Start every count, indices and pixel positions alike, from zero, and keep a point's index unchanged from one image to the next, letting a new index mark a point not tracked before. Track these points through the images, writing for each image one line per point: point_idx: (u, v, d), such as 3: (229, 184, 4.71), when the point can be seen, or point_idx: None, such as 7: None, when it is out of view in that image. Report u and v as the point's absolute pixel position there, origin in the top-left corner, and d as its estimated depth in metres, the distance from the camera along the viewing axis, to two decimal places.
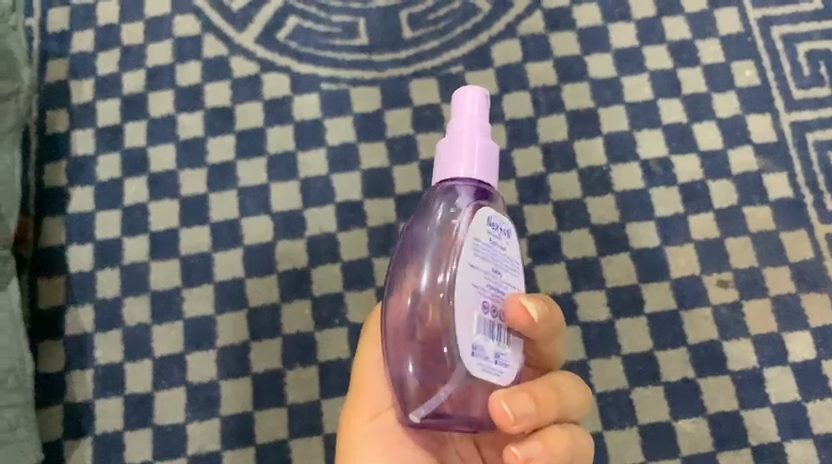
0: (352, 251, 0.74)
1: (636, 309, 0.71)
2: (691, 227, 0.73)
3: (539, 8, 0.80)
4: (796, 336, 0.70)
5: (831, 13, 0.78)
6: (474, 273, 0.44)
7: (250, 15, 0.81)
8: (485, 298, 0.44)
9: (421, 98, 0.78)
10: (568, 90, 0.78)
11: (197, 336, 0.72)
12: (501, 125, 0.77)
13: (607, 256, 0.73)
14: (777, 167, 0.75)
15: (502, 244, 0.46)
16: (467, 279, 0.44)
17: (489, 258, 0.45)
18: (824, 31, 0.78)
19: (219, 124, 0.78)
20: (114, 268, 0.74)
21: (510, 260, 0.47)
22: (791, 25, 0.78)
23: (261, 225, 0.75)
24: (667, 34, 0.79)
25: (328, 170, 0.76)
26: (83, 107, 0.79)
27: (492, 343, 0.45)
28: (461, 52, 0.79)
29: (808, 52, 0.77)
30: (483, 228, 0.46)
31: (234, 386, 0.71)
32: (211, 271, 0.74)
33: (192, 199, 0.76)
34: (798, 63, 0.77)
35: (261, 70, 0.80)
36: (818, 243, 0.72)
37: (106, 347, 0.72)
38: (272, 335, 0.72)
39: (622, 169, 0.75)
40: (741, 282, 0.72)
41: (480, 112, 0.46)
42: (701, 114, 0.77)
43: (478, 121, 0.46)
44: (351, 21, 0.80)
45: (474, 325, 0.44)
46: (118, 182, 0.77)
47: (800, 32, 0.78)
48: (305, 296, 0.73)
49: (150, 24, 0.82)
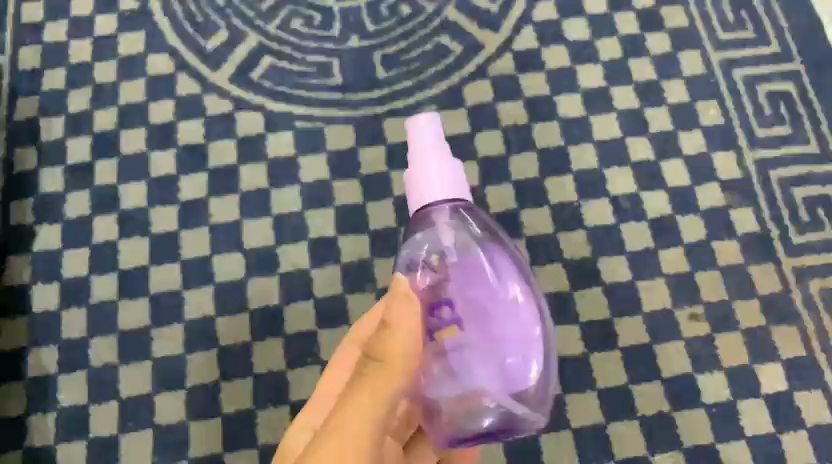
0: (325, 287, 0.73)
1: (610, 343, 0.72)
2: (662, 262, 0.74)
3: (509, 50, 0.83)
4: (768, 369, 0.71)
5: (788, 56, 0.82)
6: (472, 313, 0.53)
7: (224, 55, 0.81)
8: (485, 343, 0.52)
9: (394, 136, 0.79)
10: (538, 128, 0.79)
11: (165, 376, 0.70)
12: (474, 163, 0.78)
13: (580, 291, 0.73)
14: (744, 202, 0.76)
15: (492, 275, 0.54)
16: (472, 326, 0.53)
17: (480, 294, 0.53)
18: (782, 72, 0.81)
19: (191, 161, 0.78)
20: (81, 307, 0.73)
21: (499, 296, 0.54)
22: (751, 67, 0.81)
23: (233, 263, 0.74)
24: (633, 75, 0.82)
25: (302, 207, 0.76)
26: (52, 144, 0.78)
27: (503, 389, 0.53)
28: (434, 92, 0.80)
29: (768, 92, 0.80)
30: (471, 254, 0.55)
31: (204, 428, 0.69)
32: (181, 309, 0.72)
33: (163, 236, 0.75)
34: (759, 102, 0.80)
35: (235, 108, 0.80)
36: (785, 276, 0.74)
37: (70, 389, 0.70)
38: (243, 374, 0.71)
39: (594, 205, 0.76)
40: (713, 316, 0.73)
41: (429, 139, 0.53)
42: (669, 152, 0.78)
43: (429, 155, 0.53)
44: (325, 62, 0.81)
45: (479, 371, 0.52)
46: (87, 219, 0.76)
47: (760, 73, 0.81)
48: (278, 334, 0.72)
49: (124, 63, 0.82)
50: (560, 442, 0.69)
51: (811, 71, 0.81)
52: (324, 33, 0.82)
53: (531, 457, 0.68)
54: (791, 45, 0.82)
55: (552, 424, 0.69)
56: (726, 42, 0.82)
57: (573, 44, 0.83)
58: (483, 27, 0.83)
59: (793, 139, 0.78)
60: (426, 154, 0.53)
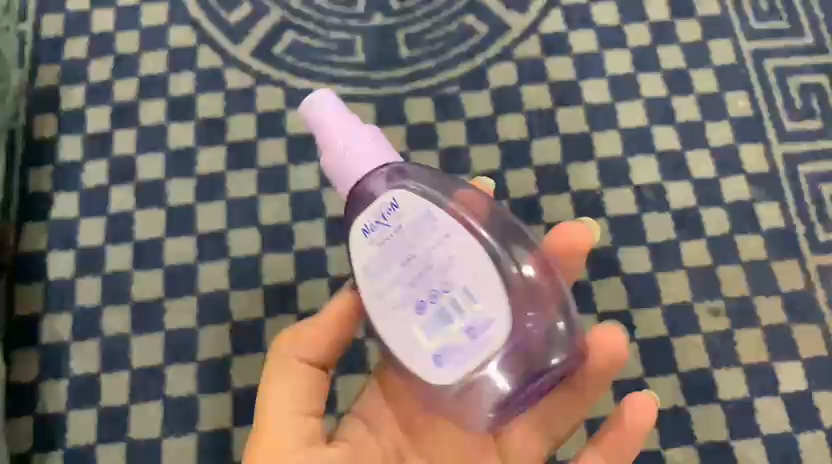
0: (339, 267, 0.73)
1: (627, 335, 0.70)
2: (683, 254, 0.73)
3: (536, 33, 0.81)
4: (788, 367, 0.69)
5: (822, 48, 0.79)
6: (374, 284, 0.50)
7: (246, 28, 0.81)
8: (402, 302, 0.49)
9: (415, 116, 0.78)
10: (562, 113, 0.78)
11: (177, 349, 0.70)
12: (495, 146, 0.77)
13: (598, 280, 0.72)
14: (770, 197, 0.75)
15: (392, 224, 0.49)
16: (374, 292, 0.50)
17: (387, 256, 0.49)
18: (816, 65, 0.79)
19: (211, 135, 0.77)
20: (95, 277, 0.73)
21: (397, 243, 0.49)
22: (784, 58, 0.79)
23: (248, 238, 0.74)
24: (662, 63, 0.80)
25: (319, 185, 0.75)
26: (72, 113, 0.78)
27: (467, 325, 0.48)
28: (457, 73, 0.79)
29: (800, 85, 0.78)
30: (361, 228, 0.50)
31: (214, 402, 0.69)
32: (194, 283, 0.72)
33: (179, 209, 0.75)
34: (790, 95, 0.78)
35: (256, 82, 0.79)
36: (810, 274, 0.72)
37: (82, 357, 0.70)
38: (255, 350, 0.70)
39: (615, 194, 0.75)
40: (733, 311, 0.71)
41: (329, 113, 0.51)
42: (695, 143, 0.77)
43: (340, 129, 0.50)
44: (348, 39, 0.80)
45: (409, 339, 0.49)
46: (104, 189, 0.75)
47: (793, 66, 0.79)
48: (291, 311, 0.71)
49: (146, 34, 0.81)
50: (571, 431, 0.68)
51: None
52: (347, 10, 0.81)
53: None
54: (826, 38, 0.80)
55: None
56: (759, 33, 0.80)
57: (602, 29, 0.81)
58: (510, 9, 0.81)
59: (824, 134, 0.76)
60: (321, 125, 0.51)
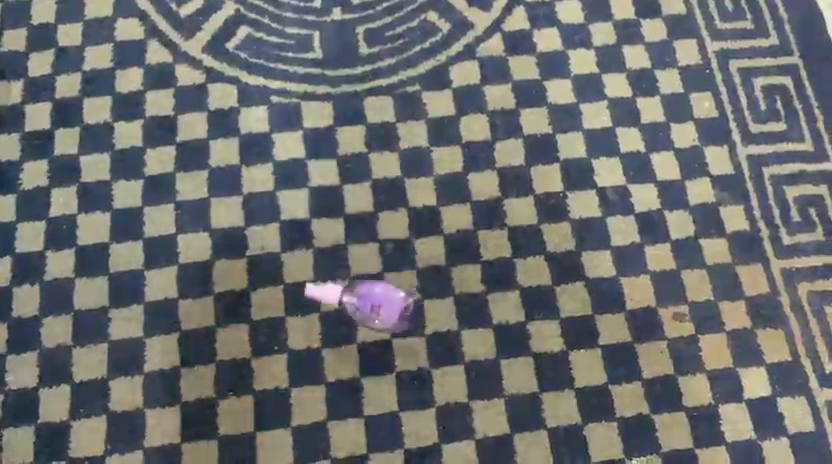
0: (295, 273, 0.70)
1: (590, 341, 0.69)
2: (648, 258, 0.72)
3: (499, 31, 0.79)
4: (752, 373, 0.68)
5: (786, 49, 0.79)
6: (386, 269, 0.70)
7: (198, 23, 0.77)
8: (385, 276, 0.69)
9: (375, 116, 0.75)
10: (526, 114, 0.76)
11: (123, 360, 0.67)
12: (457, 147, 0.74)
13: (562, 285, 0.70)
14: (735, 199, 0.74)
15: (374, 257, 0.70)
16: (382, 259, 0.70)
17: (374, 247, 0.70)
18: (780, 66, 0.78)
19: (160, 134, 0.73)
20: (34, 285, 0.68)
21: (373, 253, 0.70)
22: (748, 59, 0.78)
23: (199, 243, 0.70)
24: (627, 62, 0.78)
25: (273, 187, 0.72)
26: (10, 110, 0.74)
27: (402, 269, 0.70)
28: (419, 71, 0.77)
29: (765, 87, 0.77)
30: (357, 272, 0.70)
31: (161, 416, 0.65)
32: (141, 291, 0.68)
33: (125, 212, 0.71)
34: (755, 97, 0.77)
35: (208, 79, 0.75)
36: (774, 278, 0.71)
37: (19, 371, 0.66)
38: (205, 362, 0.67)
39: (580, 197, 0.73)
40: (697, 316, 0.70)
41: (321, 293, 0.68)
42: (660, 144, 0.75)
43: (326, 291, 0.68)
44: (305, 35, 0.77)
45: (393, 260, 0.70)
46: (44, 191, 0.71)
47: (756, 67, 0.78)
48: (243, 320, 0.68)
49: (91, 26, 0.77)
50: (533, 440, 0.66)
51: (810, 67, 0.78)
52: (304, 5, 0.78)
53: (504, 455, 0.65)
54: (791, 39, 0.79)
55: (527, 421, 0.66)
56: (722, 33, 0.79)
57: (566, 27, 0.79)
58: (473, 6, 0.79)
59: (788, 137, 0.76)
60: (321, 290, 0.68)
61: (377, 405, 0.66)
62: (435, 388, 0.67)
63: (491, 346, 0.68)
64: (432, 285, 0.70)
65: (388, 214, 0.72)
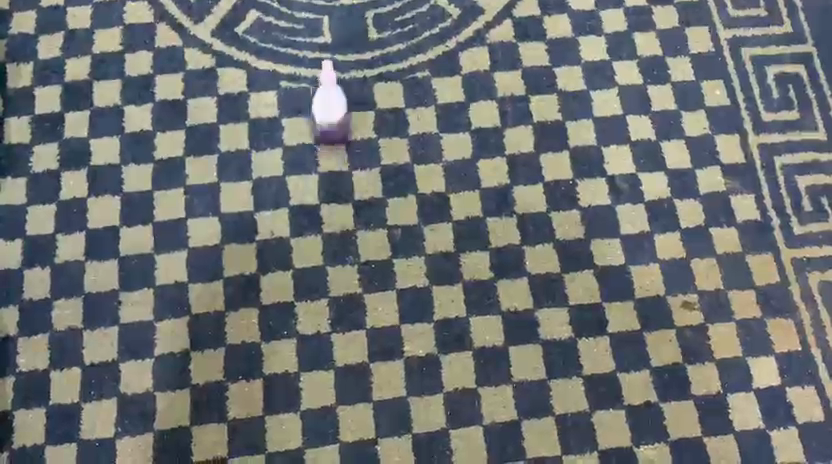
0: (341, 287, 0.69)
1: (640, 361, 0.69)
2: (695, 273, 0.72)
3: (542, 41, 0.79)
4: (801, 393, 0.68)
5: (800, 38, 0.81)
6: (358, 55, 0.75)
7: (208, 7, 0.78)
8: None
9: (419, 128, 0.75)
10: (572, 126, 0.76)
11: (167, 376, 0.66)
12: (503, 160, 0.74)
13: (610, 302, 0.70)
14: (778, 216, 0.74)
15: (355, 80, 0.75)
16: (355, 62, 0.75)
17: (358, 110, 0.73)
18: (792, 54, 0.80)
19: (202, 144, 0.73)
20: (76, 297, 0.68)
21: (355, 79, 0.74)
22: (759, 47, 0.80)
23: (243, 255, 0.70)
24: (671, 73, 0.79)
25: (318, 198, 0.72)
26: (49, 120, 0.74)
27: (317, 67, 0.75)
28: (428, 58, 0.78)
29: (777, 75, 0.79)
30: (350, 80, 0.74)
31: (208, 433, 0.65)
32: (151, 275, 0.69)
33: (167, 223, 0.71)
34: (767, 84, 0.79)
35: (217, 64, 0.76)
36: (820, 296, 0.71)
37: (62, 385, 0.66)
38: (252, 377, 0.66)
39: (627, 211, 0.73)
40: (707, 305, 0.71)
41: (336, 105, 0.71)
42: (704, 159, 0.76)
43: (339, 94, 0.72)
44: (315, 19, 0.78)
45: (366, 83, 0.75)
46: (84, 201, 0.71)
47: (767, 55, 0.80)
48: (288, 334, 0.68)
49: (130, 35, 0.77)
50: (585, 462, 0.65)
51: (821, 55, 0.80)
52: None
53: None
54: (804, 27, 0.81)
55: (578, 443, 0.66)
56: (737, 20, 0.81)
57: (577, 13, 0.81)
58: None
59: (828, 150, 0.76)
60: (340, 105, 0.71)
61: (425, 421, 0.66)
62: (483, 403, 0.67)
63: (539, 364, 0.68)
64: (442, 273, 0.70)
65: (398, 201, 0.72)
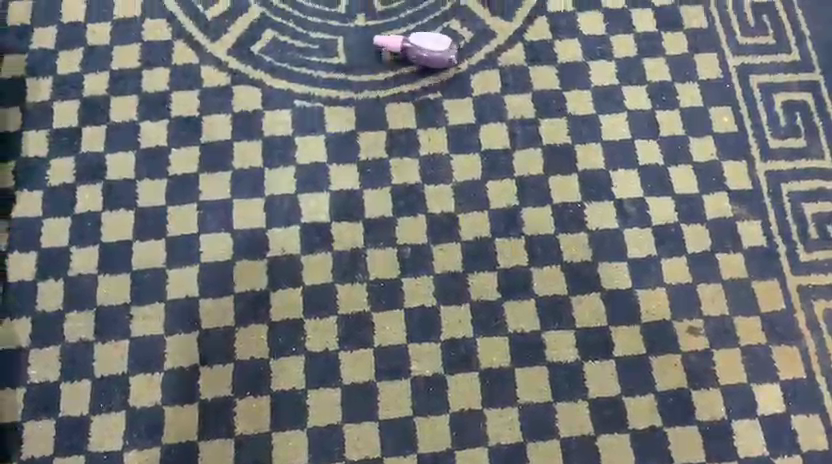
0: (313, 275, 0.70)
1: (605, 353, 0.69)
2: (664, 271, 0.71)
3: (521, 40, 0.79)
4: (766, 389, 0.68)
5: (782, 48, 0.80)
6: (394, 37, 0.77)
7: (223, 25, 0.78)
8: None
9: (396, 124, 0.76)
10: (546, 124, 0.76)
11: (142, 357, 0.67)
12: (477, 156, 0.75)
13: (578, 295, 0.70)
14: (752, 216, 0.74)
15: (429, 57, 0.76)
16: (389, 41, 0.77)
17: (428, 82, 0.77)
18: (775, 64, 0.79)
19: (185, 135, 0.74)
20: (58, 280, 0.70)
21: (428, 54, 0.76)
22: (747, 57, 0.79)
23: (220, 243, 0.71)
24: (646, 75, 0.79)
25: (296, 189, 0.73)
26: (38, 108, 0.75)
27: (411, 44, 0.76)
28: (440, 79, 0.77)
29: (760, 84, 0.78)
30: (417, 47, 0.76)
31: (179, 413, 0.66)
32: (162, 289, 0.69)
33: (149, 211, 0.72)
34: (749, 94, 0.78)
35: (231, 81, 0.76)
36: (791, 296, 0.71)
37: (41, 364, 0.67)
38: (223, 360, 0.68)
39: (598, 207, 0.73)
40: (711, 331, 0.70)
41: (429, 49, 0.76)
42: (677, 159, 0.75)
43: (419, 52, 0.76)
44: (329, 40, 0.78)
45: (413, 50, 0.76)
46: (70, 188, 0.72)
47: (754, 65, 0.79)
48: (262, 320, 0.69)
49: (118, 27, 0.78)
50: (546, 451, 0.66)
51: (802, 64, 0.79)
52: (329, 10, 0.79)
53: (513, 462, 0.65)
54: (785, 33, 0.80)
55: (539, 430, 0.66)
56: (745, 47, 0.80)
57: (588, 38, 0.80)
58: (495, 15, 0.80)
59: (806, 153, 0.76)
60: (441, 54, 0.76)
61: (391, 410, 0.66)
62: (450, 393, 0.67)
63: (504, 353, 0.68)
64: (448, 291, 0.70)
65: (408, 220, 0.72)
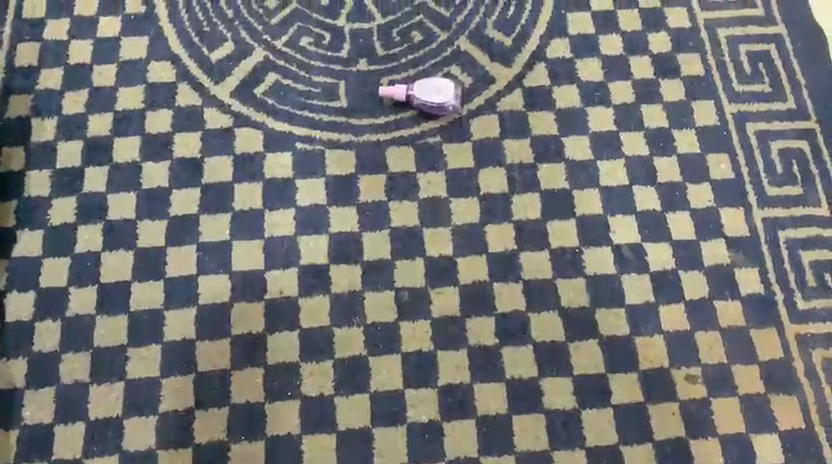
0: (311, 318, 0.70)
1: (603, 400, 0.68)
2: (662, 318, 0.71)
3: (520, 86, 0.80)
4: (765, 439, 0.68)
5: (778, 95, 0.81)
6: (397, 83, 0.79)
7: (227, 68, 0.79)
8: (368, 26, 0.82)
9: (396, 166, 0.76)
10: (545, 168, 0.77)
11: (137, 399, 0.67)
12: (476, 200, 0.75)
13: (576, 342, 0.70)
14: (749, 263, 0.74)
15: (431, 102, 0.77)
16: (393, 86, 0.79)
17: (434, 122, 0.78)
18: (772, 112, 0.80)
19: (186, 176, 0.75)
20: (56, 320, 0.70)
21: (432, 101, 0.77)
22: (745, 105, 0.80)
23: (219, 284, 0.71)
24: (644, 121, 0.79)
25: (295, 231, 0.73)
26: (42, 147, 0.76)
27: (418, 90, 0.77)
28: (440, 123, 0.78)
29: (757, 132, 0.79)
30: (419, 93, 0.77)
31: (173, 458, 0.65)
32: (160, 331, 0.69)
33: (149, 251, 0.72)
34: (747, 142, 0.79)
35: (234, 123, 0.77)
36: (789, 345, 0.71)
37: (36, 405, 0.67)
38: (219, 404, 0.67)
39: (596, 252, 0.74)
40: (709, 379, 0.69)
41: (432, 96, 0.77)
42: (675, 204, 0.76)
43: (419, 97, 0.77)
44: (331, 83, 0.79)
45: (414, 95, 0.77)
46: (71, 227, 0.73)
47: (750, 112, 0.80)
48: (259, 364, 0.69)
49: (124, 69, 0.79)
50: None
51: (798, 112, 0.80)
52: (332, 54, 0.81)
53: None
54: (783, 82, 0.81)
55: None
56: (741, 94, 0.81)
57: (586, 84, 0.81)
58: (495, 60, 0.81)
59: (803, 201, 0.76)
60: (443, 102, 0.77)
61: (388, 457, 0.66)
62: (447, 441, 0.67)
63: (502, 400, 0.68)
64: (446, 336, 0.70)
65: (406, 263, 0.73)
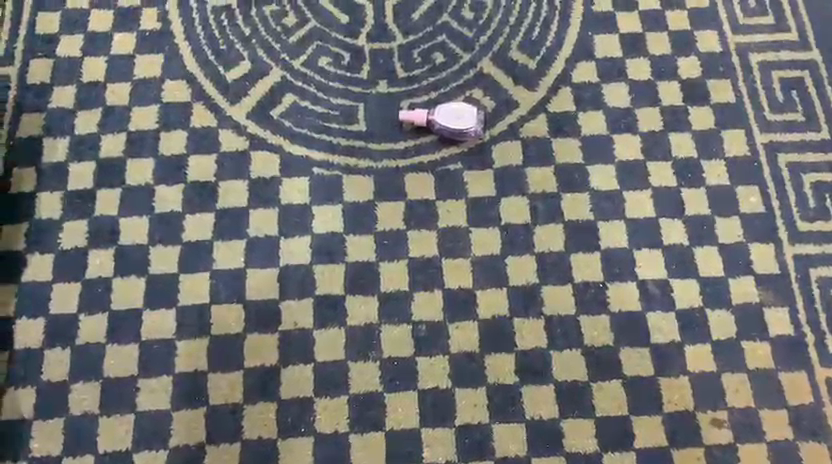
0: (325, 352, 0.68)
1: (625, 444, 0.66)
2: (687, 358, 0.69)
3: (544, 111, 0.78)
4: None
5: (812, 125, 0.78)
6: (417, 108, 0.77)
7: (243, 88, 0.78)
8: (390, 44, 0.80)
9: (415, 194, 0.74)
10: (569, 199, 0.75)
11: (148, 432, 0.66)
12: (497, 230, 0.73)
13: (597, 382, 0.68)
14: (779, 302, 0.71)
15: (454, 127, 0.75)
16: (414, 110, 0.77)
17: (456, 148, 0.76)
18: (805, 143, 0.77)
19: (200, 200, 0.73)
20: (65, 348, 0.68)
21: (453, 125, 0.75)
22: (776, 135, 0.78)
23: (231, 314, 0.69)
24: (672, 150, 0.77)
25: (311, 259, 0.71)
26: (54, 168, 0.74)
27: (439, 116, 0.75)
28: (461, 149, 0.76)
29: (790, 164, 0.76)
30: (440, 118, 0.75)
31: None
32: (171, 362, 0.68)
33: (161, 278, 0.70)
34: (778, 174, 0.76)
35: (250, 146, 0.75)
36: (819, 389, 0.69)
37: (44, 436, 0.65)
38: (231, 439, 0.66)
39: (620, 288, 0.71)
40: (736, 424, 0.67)
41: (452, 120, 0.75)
42: (702, 239, 0.74)
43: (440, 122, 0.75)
44: (350, 106, 0.77)
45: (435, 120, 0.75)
46: (82, 252, 0.71)
47: (782, 142, 0.77)
48: (272, 398, 0.67)
49: (138, 87, 0.77)
50: None
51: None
52: (351, 75, 0.78)
53: None
54: (817, 111, 0.79)
55: None
56: (773, 123, 0.78)
57: (612, 111, 0.78)
58: (518, 84, 0.79)
59: None
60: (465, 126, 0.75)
61: None
62: None
63: (521, 442, 0.66)
64: (464, 373, 0.68)
65: (424, 295, 0.71)
